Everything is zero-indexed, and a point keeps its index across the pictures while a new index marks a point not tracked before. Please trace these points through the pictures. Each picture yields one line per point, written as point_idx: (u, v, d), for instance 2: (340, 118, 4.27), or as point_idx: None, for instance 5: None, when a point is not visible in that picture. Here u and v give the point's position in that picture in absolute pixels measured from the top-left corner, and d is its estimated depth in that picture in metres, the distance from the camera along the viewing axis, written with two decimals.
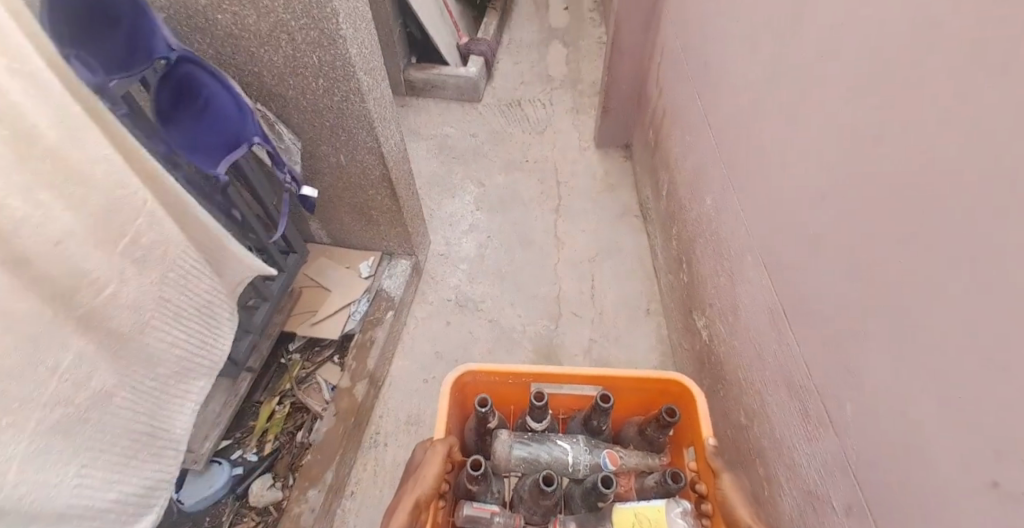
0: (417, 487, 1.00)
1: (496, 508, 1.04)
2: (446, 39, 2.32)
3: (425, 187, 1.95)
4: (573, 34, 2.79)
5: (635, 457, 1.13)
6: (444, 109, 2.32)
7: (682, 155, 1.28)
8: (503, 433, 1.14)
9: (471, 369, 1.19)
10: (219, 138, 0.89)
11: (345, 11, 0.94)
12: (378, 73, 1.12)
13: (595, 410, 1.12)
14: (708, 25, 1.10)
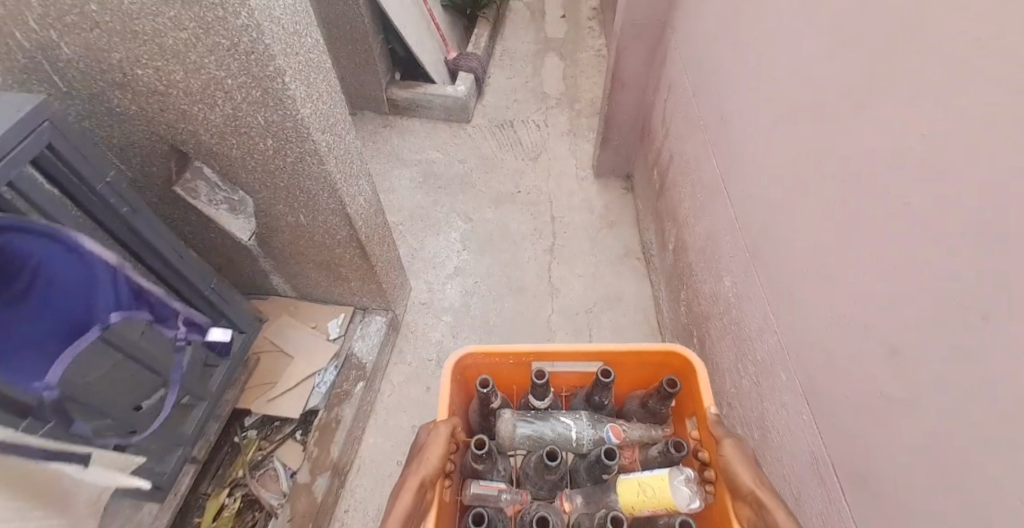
0: (420, 469, 0.96)
1: (503, 486, 1.03)
2: (434, 55, 2.15)
3: (408, 223, 1.79)
4: (570, 45, 2.61)
5: (639, 430, 1.09)
6: (431, 131, 2.15)
7: (693, 212, 1.12)
8: (505, 411, 1.11)
9: (470, 351, 1.14)
10: (64, 325, 0.76)
11: (293, 68, 0.79)
12: (342, 127, 0.97)
13: (597, 387, 1.08)
14: (729, 72, 0.94)
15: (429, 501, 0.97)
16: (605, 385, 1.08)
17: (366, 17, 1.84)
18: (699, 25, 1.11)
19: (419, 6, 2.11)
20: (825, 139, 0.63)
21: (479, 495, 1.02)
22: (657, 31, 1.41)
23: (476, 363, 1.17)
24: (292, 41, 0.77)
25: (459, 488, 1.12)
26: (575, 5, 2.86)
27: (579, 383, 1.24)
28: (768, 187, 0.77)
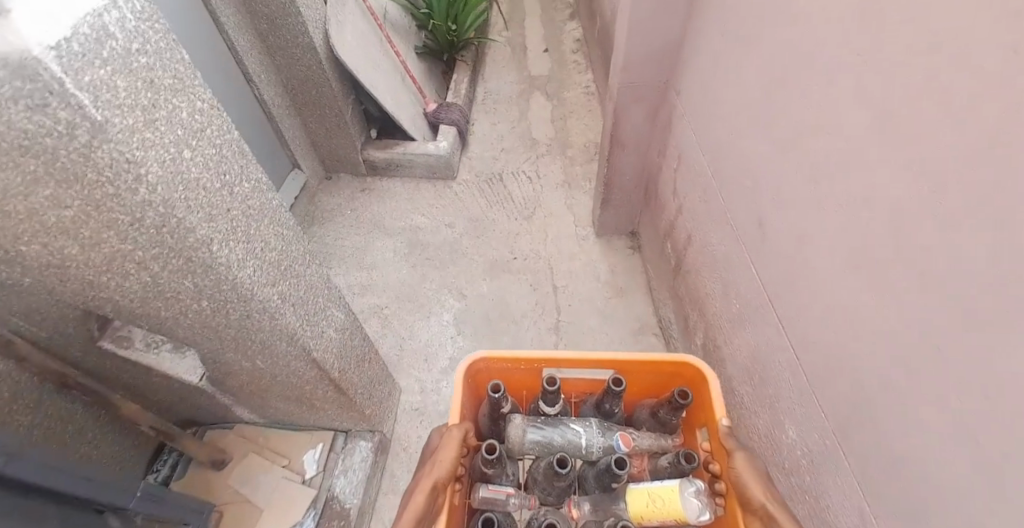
0: (433, 471, 1.00)
1: (512, 490, 1.06)
2: (411, 110, 2.00)
3: (394, 304, 1.61)
4: (557, 83, 2.48)
5: (649, 440, 1.09)
6: (413, 193, 1.98)
7: (733, 317, 0.96)
8: (516, 417, 1.11)
9: (483, 357, 1.14)
10: None
11: (221, 228, 0.61)
12: (298, 262, 0.79)
13: (608, 394, 1.07)
14: (777, 170, 0.77)
15: (440, 503, 1.01)
16: (615, 393, 1.08)
17: (335, 81, 1.68)
18: (718, 97, 0.96)
19: (392, 61, 1.96)
20: (963, 324, 0.48)
21: (486, 498, 1.06)
22: (660, 91, 1.26)
23: (487, 370, 1.16)
24: (215, 198, 0.60)
25: (468, 492, 1.14)
26: (557, 40, 2.74)
27: (589, 389, 1.24)
28: (861, 339, 0.63)
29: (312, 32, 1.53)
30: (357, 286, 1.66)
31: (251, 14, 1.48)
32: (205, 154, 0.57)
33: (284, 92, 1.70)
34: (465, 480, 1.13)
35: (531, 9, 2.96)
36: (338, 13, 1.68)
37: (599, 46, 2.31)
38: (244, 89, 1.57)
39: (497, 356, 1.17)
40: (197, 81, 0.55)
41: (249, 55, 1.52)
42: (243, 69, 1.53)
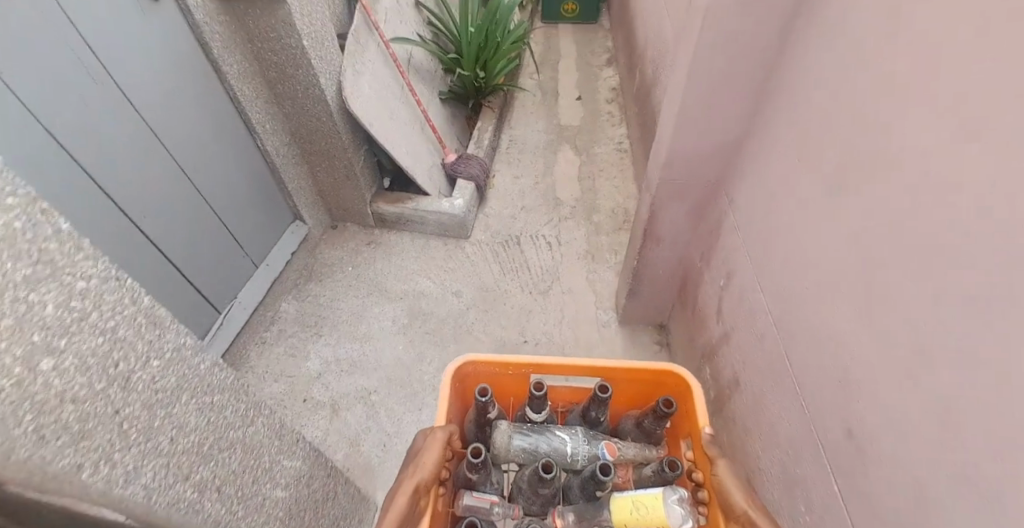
0: (416, 474, 1.01)
1: (496, 499, 1.09)
2: (428, 163, 1.87)
3: (384, 389, 1.43)
4: (588, 137, 2.34)
5: (633, 449, 1.14)
6: (423, 253, 1.82)
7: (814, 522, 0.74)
8: (503, 423, 1.16)
9: (472, 360, 1.20)
10: None
11: (102, 442, 0.46)
12: (228, 433, 0.63)
13: (593, 401, 1.13)
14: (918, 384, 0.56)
15: (422, 506, 1.02)
16: (600, 400, 1.13)
17: (346, 133, 1.56)
18: (807, 234, 0.76)
19: (412, 109, 1.84)
20: None
21: (471, 506, 1.09)
22: (710, 196, 1.09)
23: (477, 372, 1.23)
24: (96, 403, 0.46)
25: (451, 499, 1.16)
26: (591, 89, 2.59)
27: (575, 398, 1.29)
28: None
29: (324, 83, 1.41)
30: (344, 363, 1.49)
31: (258, 61, 1.36)
32: (83, 348, 0.44)
33: (293, 142, 1.57)
34: (449, 485, 1.15)
35: (567, 54, 2.82)
36: (356, 62, 1.56)
37: (636, 103, 2.16)
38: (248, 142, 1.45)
39: (487, 360, 1.22)
40: (79, 257, 0.43)
41: (254, 104, 1.40)
42: (245, 119, 1.40)
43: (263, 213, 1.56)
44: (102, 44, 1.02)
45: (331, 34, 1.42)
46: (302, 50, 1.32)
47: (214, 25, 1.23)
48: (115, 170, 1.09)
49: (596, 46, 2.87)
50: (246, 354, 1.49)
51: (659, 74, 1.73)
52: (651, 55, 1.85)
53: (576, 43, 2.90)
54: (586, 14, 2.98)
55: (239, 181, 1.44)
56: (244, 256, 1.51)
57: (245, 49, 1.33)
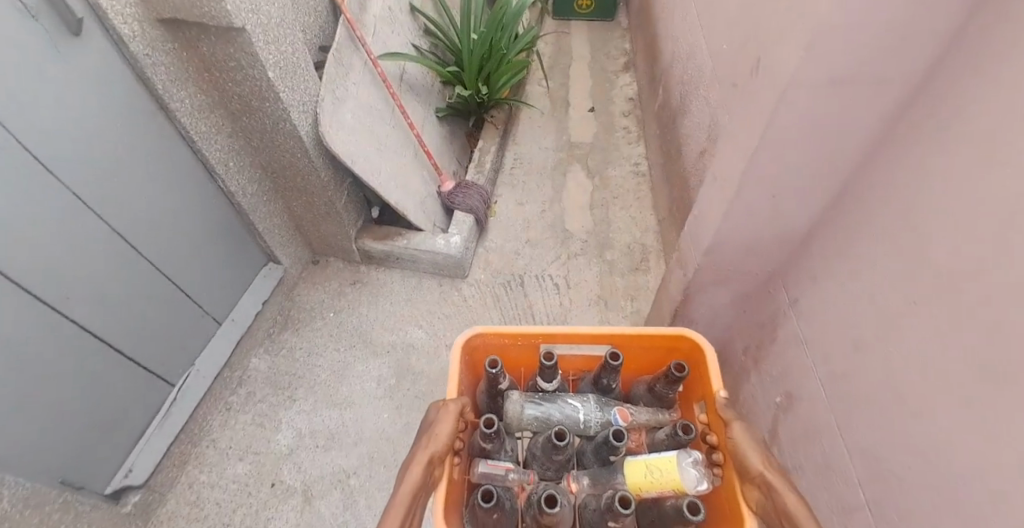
0: (429, 446, 0.94)
1: (511, 465, 1.01)
2: (419, 194, 1.68)
3: (363, 472, 1.26)
4: (601, 156, 2.12)
5: (647, 414, 1.04)
6: (412, 299, 1.62)
7: None
8: (513, 393, 1.08)
9: (479, 331, 1.12)
10: None
11: None
12: None
13: (605, 368, 1.04)
14: None
15: (437, 476, 0.96)
16: (613, 368, 1.05)
17: (324, 170, 1.38)
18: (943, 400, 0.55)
19: (402, 135, 1.65)
20: None
21: (485, 473, 1.00)
22: (761, 280, 0.90)
23: (485, 344, 1.15)
24: None
25: (467, 469, 1.09)
26: (606, 99, 2.37)
27: (587, 367, 1.20)
28: None
29: (295, 118, 1.22)
30: (321, 436, 1.32)
31: (217, 93, 1.17)
32: None
33: (265, 181, 1.39)
34: (463, 455, 1.08)
35: (580, 55, 2.59)
36: (335, 89, 1.36)
37: (656, 122, 1.94)
38: (213, 186, 1.27)
39: (494, 330, 1.13)
40: None
41: (213, 142, 1.21)
42: (203, 159, 1.21)
43: (233, 257, 1.39)
44: (18, 103, 0.83)
45: (303, 59, 1.22)
46: (266, 82, 1.12)
47: (158, 54, 1.04)
48: (44, 243, 0.92)
49: (612, 46, 2.63)
50: (207, 427, 1.31)
51: (685, 101, 1.51)
52: (677, 77, 1.62)
53: (590, 43, 2.65)
54: (602, 11, 2.73)
55: (204, 227, 1.26)
56: (204, 314, 1.32)
57: (200, 80, 1.14)
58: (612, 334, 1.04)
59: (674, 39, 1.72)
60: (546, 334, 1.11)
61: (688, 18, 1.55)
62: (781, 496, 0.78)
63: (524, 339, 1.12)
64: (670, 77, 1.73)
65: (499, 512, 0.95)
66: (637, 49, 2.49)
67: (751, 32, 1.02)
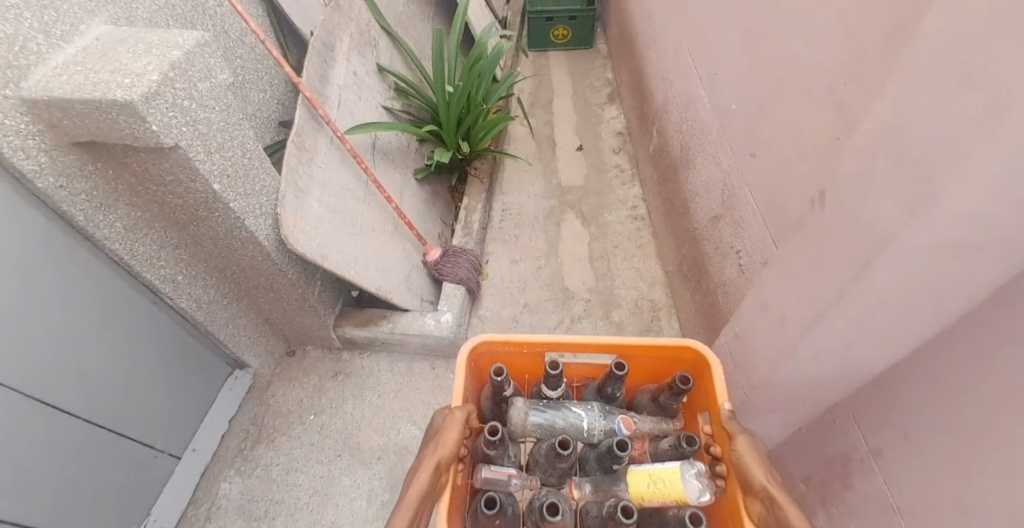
0: (436, 452, 1.00)
1: (513, 471, 1.02)
2: (405, 271, 1.52)
3: None
4: (596, 199, 2.01)
5: (650, 423, 1.09)
6: (403, 392, 1.43)
7: None
8: (519, 400, 1.12)
9: (487, 339, 1.16)
10: None
11: None
12: None
13: (611, 378, 1.08)
14: None
15: (444, 482, 1.01)
16: (617, 377, 1.08)
17: (292, 270, 1.21)
18: None
19: (379, 211, 1.50)
20: None
21: (488, 479, 1.03)
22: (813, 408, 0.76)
23: (491, 351, 1.18)
24: None
25: (470, 473, 1.12)
26: (594, 134, 2.45)
27: (592, 375, 1.24)
28: None
29: (251, 225, 1.05)
30: None
31: (155, 206, 1.00)
32: None
33: (228, 287, 1.23)
34: (467, 461, 1.12)
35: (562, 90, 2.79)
36: (299, 179, 1.20)
37: (652, 164, 1.83)
38: (164, 311, 1.11)
39: (500, 339, 1.17)
40: None
41: (159, 262, 1.05)
42: (144, 281, 1.04)
43: (196, 379, 1.24)
44: None
45: (257, 157, 1.05)
46: (212, 194, 0.96)
47: (76, 182, 0.88)
48: None
49: (592, 78, 2.85)
50: None
51: (686, 153, 1.39)
52: (676, 124, 1.49)
53: (571, 75, 2.90)
54: (578, 41, 3.02)
55: (154, 363, 1.11)
56: (158, 454, 1.16)
57: (135, 198, 0.98)
58: (617, 344, 1.08)
59: (665, 80, 1.61)
60: (552, 342, 1.15)
61: (681, 62, 1.43)
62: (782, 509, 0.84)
63: (530, 347, 1.16)
64: (665, 120, 1.61)
65: (499, 518, 0.99)
66: (625, 83, 2.51)
67: (770, 96, 0.90)
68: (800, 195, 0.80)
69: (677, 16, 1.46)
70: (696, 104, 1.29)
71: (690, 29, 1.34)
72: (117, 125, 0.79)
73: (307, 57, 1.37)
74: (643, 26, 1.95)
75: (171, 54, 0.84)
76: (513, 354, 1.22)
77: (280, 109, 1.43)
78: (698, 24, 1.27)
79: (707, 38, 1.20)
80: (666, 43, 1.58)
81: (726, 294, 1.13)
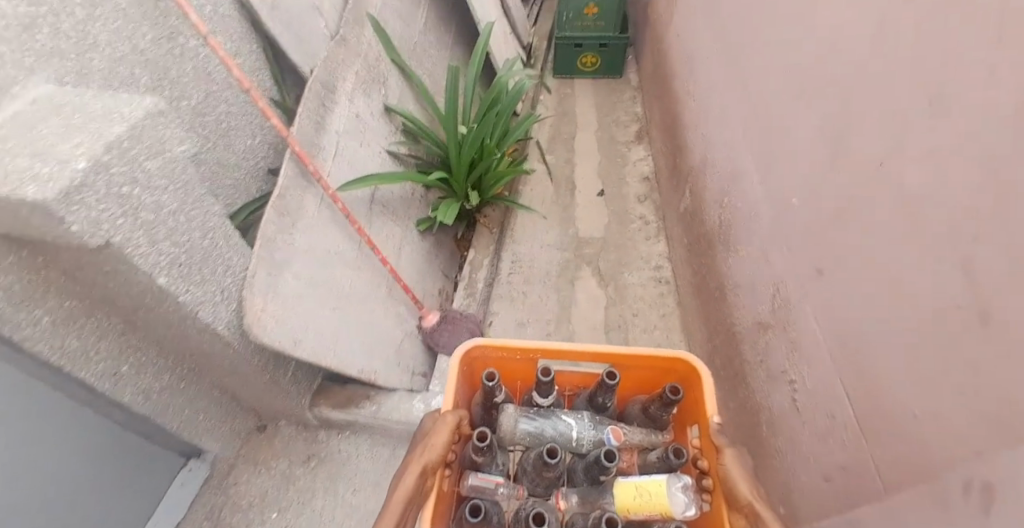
0: (425, 454, 1.00)
1: (501, 479, 1.05)
2: (395, 339, 1.40)
3: None
4: (615, 255, 1.88)
5: (639, 434, 1.10)
6: (382, 482, 1.28)
7: None
8: (509, 407, 1.13)
9: (480, 343, 1.18)
10: None
11: None
12: None
13: (602, 387, 1.10)
14: None
15: (429, 486, 1.01)
16: (608, 387, 1.10)
17: (258, 356, 1.09)
18: None
19: (370, 273, 1.36)
20: None
21: (475, 486, 1.05)
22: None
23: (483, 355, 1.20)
24: None
25: (458, 478, 1.14)
26: (617, 179, 2.34)
27: (583, 383, 1.25)
28: None
29: (207, 315, 0.89)
30: None
31: (97, 294, 0.87)
32: None
33: (185, 371, 1.09)
34: (455, 465, 1.12)
35: (586, 123, 2.65)
36: (278, 250, 1.06)
37: (681, 227, 1.69)
38: (103, 404, 0.99)
39: (493, 344, 1.19)
40: None
41: (98, 354, 0.92)
42: (79, 377, 0.91)
43: (149, 468, 1.14)
44: None
45: (220, 239, 0.89)
46: (157, 289, 0.80)
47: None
48: None
49: (620, 111, 2.70)
50: None
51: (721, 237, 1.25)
52: (716, 194, 1.32)
53: (596, 107, 2.74)
54: (607, 69, 2.85)
55: (92, 463, 1.00)
56: None
57: (72, 283, 0.84)
58: (610, 354, 1.11)
59: (704, 144, 1.45)
60: (546, 349, 1.16)
61: (723, 133, 1.27)
62: (766, 523, 0.85)
63: (523, 353, 1.18)
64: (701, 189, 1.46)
65: (484, 524, 0.99)
66: (654, 125, 2.37)
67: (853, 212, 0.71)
68: (878, 357, 0.65)
69: (723, 79, 1.30)
70: (739, 188, 1.14)
71: (739, 99, 1.18)
72: (32, 222, 0.63)
73: (302, 102, 1.23)
74: (679, 76, 1.80)
75: (110, 131, 0.68)
76: (506, 360, 1.23)
77: (267, 155, 1.29)
78: (750, 97, 1.11)
79: (760, 117, 1.04)
80: (707, 104, 1.43)
81: (771, 424, 0.94)
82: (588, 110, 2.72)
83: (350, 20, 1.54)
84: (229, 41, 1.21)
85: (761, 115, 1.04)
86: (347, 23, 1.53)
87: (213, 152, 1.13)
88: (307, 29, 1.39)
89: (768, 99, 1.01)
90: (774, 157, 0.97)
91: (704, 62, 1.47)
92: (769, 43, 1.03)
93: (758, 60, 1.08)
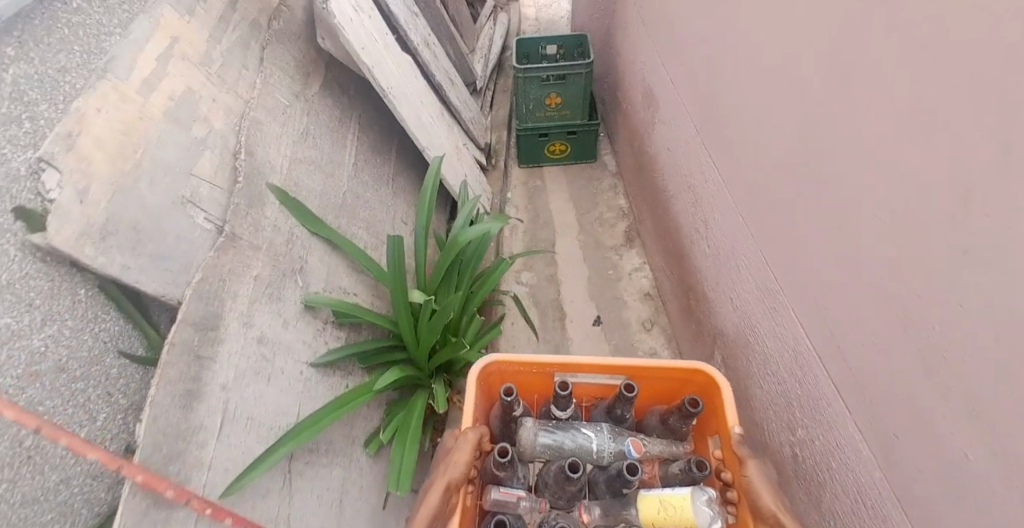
0: (447, 471, 1.00)
1: (523, 494, 1.05)
2: None
3: None
4: None
5: (659, 445, 1.14)
6: None
7: None
8: (528, 421, 1.15)
9: (494, 360, 1.19)
10: None
11: None
12: None
13: (620, 399, 1.13)
14: None
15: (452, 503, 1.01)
16: (626, 398, 1.12)
17: None
18: None
19: None
20: None
21: (499, 501, 1.05)
22: None
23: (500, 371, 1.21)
24: None
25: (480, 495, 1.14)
26: (613, 297, 1.98)
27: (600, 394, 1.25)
28: None
29: None
30: None
31: None
32: None
33: None
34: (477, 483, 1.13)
35: (564, 226, 2.27)
36: None
37: None
38: None
39: (508, 359, 1.21)
40: None
41: None
42: None
43: None
44: None
45: None
46: None
47: None
48: None
49: (602, 204, 2.35)
50: None
51: (851, 513, 0.82)
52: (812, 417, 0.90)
53: (574, 201, 2.38)
54: (578, 154, 2.52)
55: None
56: None
57: None
58: (625, 365, 1.13)
59: (755, 335, 1.10)
60: (562, 363, 1.20)
61: (802, 343, 0.92)
62: None
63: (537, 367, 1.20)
64: (763, 397, 1.08)
65: None
66: (647, 230, 2.05)
67: None
68: None
69: (786, 264, 0.96)
70: (867, 455, 0.77)
71: (833, 300, 0.83)
72: None
73: (158, 373, 0.87)
74: (685, 213, 1.51)
75: None
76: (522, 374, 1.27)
77: (122, 428, 1.00)
78: (858, 318, 0.76)
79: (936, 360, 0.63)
80: (754, 281, 1.08)
81: None
82: (564, 209, 2.35)
83: (242, 207, 1.21)
84: (28, 311, 0.84)
85: (898, 363, 0.69)
86: (237, 211, 1.20)
87: (21, 488, 0.79)
88: (170, 239, 1.07)
89: (916, 348, 0.66)
90: (962, 461, 0.60)
91: (741, 218, 1.15)
92: (889, 258, 0.69)
93: (863, 268, 0.74)
